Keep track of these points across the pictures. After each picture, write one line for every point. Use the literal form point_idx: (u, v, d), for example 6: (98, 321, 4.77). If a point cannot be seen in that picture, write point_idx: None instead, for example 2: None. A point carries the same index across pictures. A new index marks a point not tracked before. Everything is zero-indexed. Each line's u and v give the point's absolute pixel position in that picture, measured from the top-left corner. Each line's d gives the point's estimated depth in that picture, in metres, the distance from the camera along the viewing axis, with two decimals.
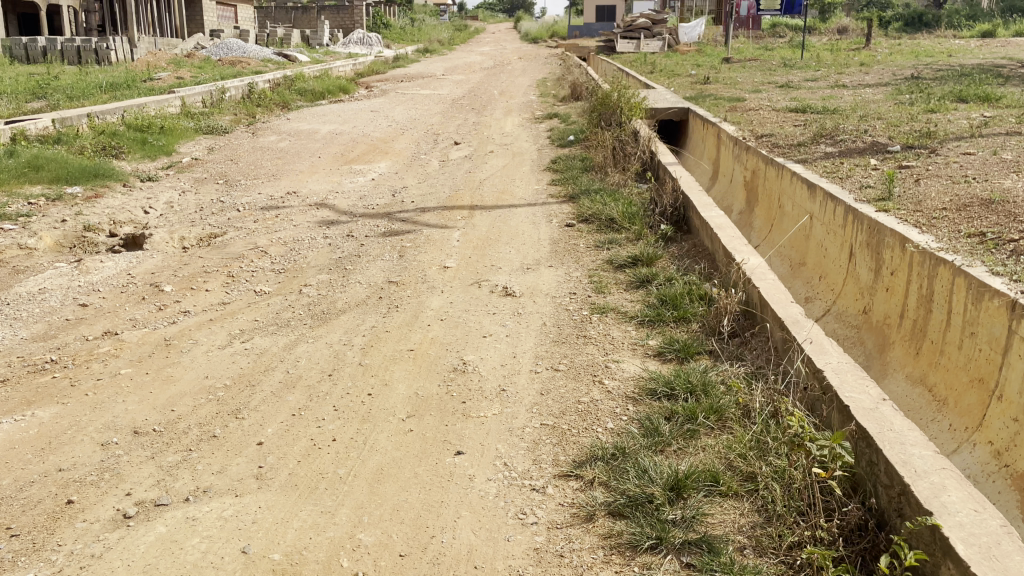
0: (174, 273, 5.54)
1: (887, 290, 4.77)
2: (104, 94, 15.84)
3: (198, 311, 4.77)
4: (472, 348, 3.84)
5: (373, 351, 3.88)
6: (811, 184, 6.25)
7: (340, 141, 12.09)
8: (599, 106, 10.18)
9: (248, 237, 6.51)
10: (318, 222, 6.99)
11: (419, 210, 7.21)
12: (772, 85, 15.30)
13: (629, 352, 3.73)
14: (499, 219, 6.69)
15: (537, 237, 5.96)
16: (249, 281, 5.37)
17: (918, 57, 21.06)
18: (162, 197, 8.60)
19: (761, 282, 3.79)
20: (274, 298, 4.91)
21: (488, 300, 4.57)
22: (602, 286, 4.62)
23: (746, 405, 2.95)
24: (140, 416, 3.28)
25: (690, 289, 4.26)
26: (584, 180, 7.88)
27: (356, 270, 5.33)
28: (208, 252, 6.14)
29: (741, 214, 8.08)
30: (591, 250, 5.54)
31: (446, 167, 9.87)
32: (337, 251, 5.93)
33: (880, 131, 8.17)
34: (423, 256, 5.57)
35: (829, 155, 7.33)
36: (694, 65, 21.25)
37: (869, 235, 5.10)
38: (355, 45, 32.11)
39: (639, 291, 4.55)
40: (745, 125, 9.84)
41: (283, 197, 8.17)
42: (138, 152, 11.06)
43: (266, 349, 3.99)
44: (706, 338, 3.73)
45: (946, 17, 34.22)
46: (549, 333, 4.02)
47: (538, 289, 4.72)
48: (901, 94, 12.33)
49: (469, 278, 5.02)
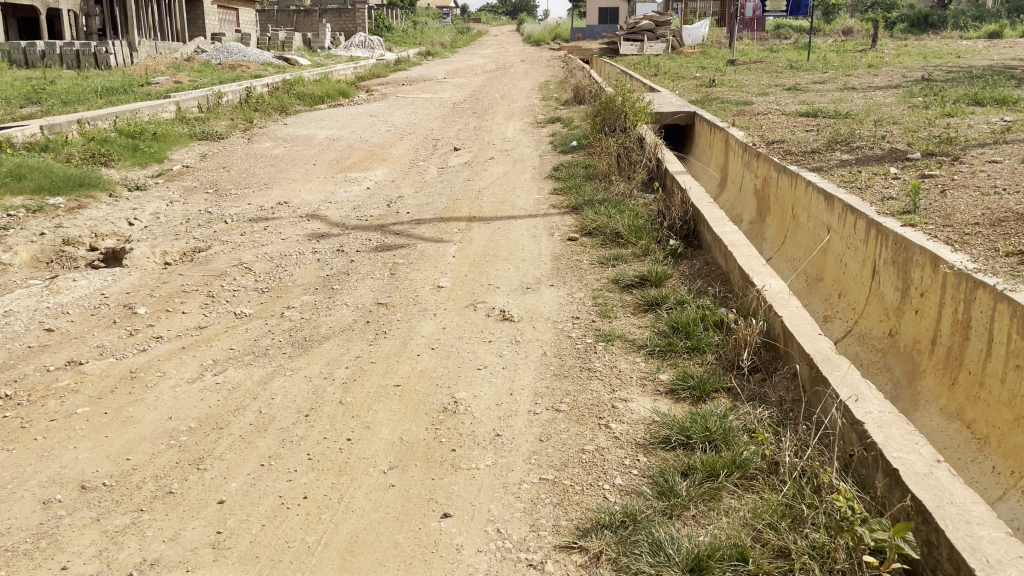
0: (151, 293, 5.19)
1: (916, 312, 4.41)
2: (98, 99, 15.52)
3: (171, 337, 4.42)
4: (465, 383, 3.49)
5: (355, 386, 3.52)
6: (828, 195, 5.89)
7: (337, 147, 11.75)
8: (602, 111, 9.83)
9: (233, 252, 6.15)
10: (308, 235, 6.64)
11: (414, 222, 6.85)
12: (778, 88, 14.91)
13: (639, 388, 3.37)
14: (497, 232, 6.33)
15: (537, 253, 5.60)
16: (230, 302, 5.01)
17: (927, 59, 20.66)
18: (149, 207, 8.25)
19: (784, 310, 3.42)
20: (254, 322, 4.55)
21: (484, 325, 4.21)
22: (607, 310, 4.27)
23: (773, 459, 2.59)
24: (89, 467, 2.94)
25: (704, 314, 3.89)
26: (587, 189, 7.53)
27: (344, 290, 4.97)
28: (189, 268, 5.79)
29: (751, 224, 7.71)
30: (595, 267, 5.18)
31: (445, 174, 9.52)
32: (326, 267, 5.58)
33: (898, 136, 7.80)
34: (416, 273, 5.22)
35: (845, 163, 6.96)
36: (699, 67, 20.91)
37: (894, 252, 4.74)
38: (357, 48, 31.80)
39: (648, 315, 4.19)
40: (754, 129, 9.48)
41: (274, 207, 7.82)
42: (129, 159, 10.71)
43: (238, 384, 3.64)
44: (724, 372, 3.37)
45: (951, 18, 33.81)
46: (550, 364, 3.66)
47: (537, 312, 4.35)
48: (914, 97, 11.95)
49: (463, 299, 4.66)
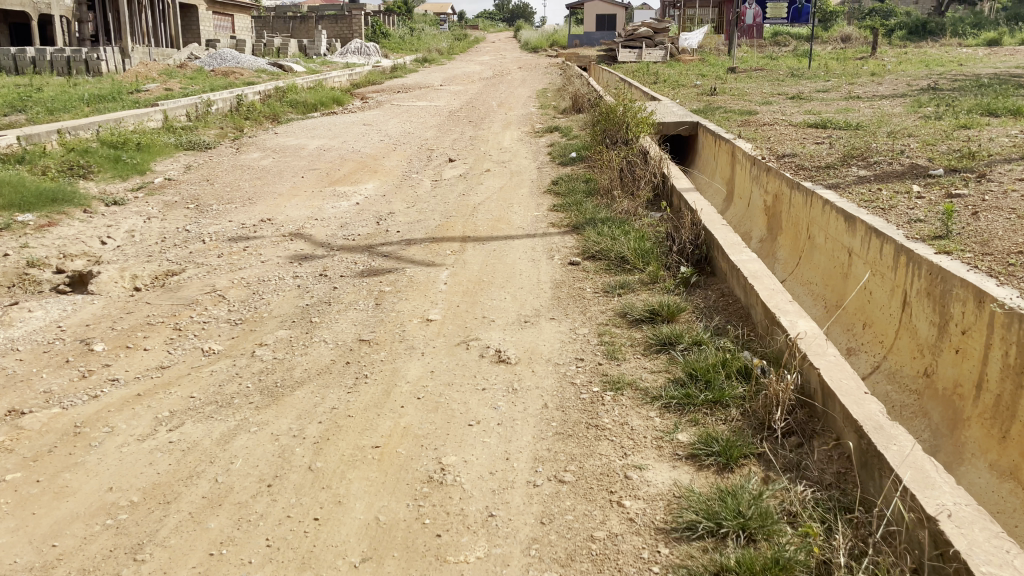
0: (112, 326, 4.74)
1: (957, 352, 3.97)
2: (85, 107, 15.08)
3: (128, 380, 3.97)
4: (454, 445, 3.03)
5: (328, 448, 3.06)
6: (849, 215, 5.46)
7: (327, 158, 11.30)
8: (603, 121, 9.40)
9: (206, 277, 5.70)
10: (289, 257, 6.19)
11: (404, 242, 6.41)
12: (782, 97, 14.48)
13: (655, 452, 2.92)
14: (492, 255, 5.88)
15: (536, 279, 5.15)
16: (198, 336, 4.56)
17: (930, 66, 20.27)
18: (124, 224, 7.79)
19: (821, 361, 2.98)
20: (221, 362, 4.11)
21: (476, 369, 3.75)
22: (615, 350, 3.82)
23: (823, 559, 2.17)
24: (6, 558, 2.51)
25: (725, 358, 3.44)
26: (588, 206, 7.09)
27: (322, 323, 4.51)
28: (157, 296, 5.33)
29: (762, 243, 7.27)
30: (599, 297, 4.74)
31: (438, 188, 9.08)
32: (306, 295, 5.14)
33: (917, 150, 7.37)
34: (403, 303, 4.76)
35: (864, 180, 6.52)
36: (699, 74, 20.52)
37: (929, 282, 4.30)
38: (353, 55, 31.40)
39: (661, 357, 3.74)
40: (762, 141, 9.04)
41: (255, 225, 7.37)
42: (109, 172, 10.25)
43: (195, 443, 3.19)
44: (753, 434, 2.92)
45: (951, 25, 33.48)
46: (551, 421, 3.21)
47: (537, 353, 3.90)
48: (924, 107, 11.52)
49: (455, 335, 4.21)
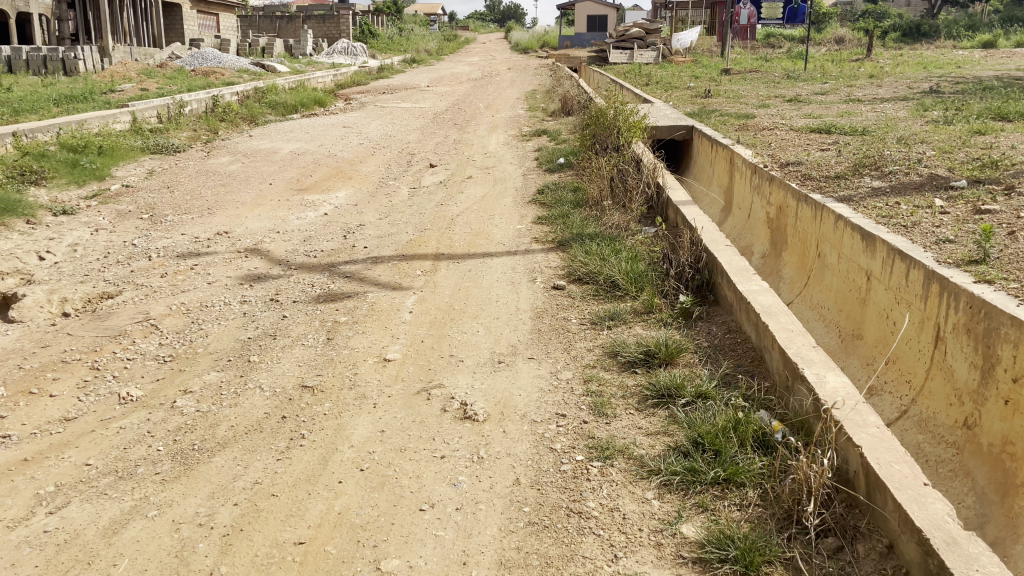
0: (18, 365, 4.07)
1: (1006, 404, 3.37)
2: (52, 108, 14.36)
3: (21, 438, 3.30)
4: (399, 541, 2.41)
5: (239, 544, 2.43)
6: (868, 234, 4.86)
7: (299, 163, 10.66)
8: (592, 124, 8.78)
9: (142, 302, 5.04)
10: (240, 278, 5.54)
11: (370, 260, 5.76)
12: (778, 100, 13.87)
13: (654, 554, 2.30)
14: (467, 276, 5.25)
15: (514, 308, 4.51)
16: (117, 378, 3.90)
17: (928, 68, 19.78)
18: (68, 236, 7.11)
19: (862, 436, 2.38)
20: (134, 415, 3.44)
21: (436, 427, 3.11)
22: (603, 404, 3.19)
23: None
24: None
25: (739, 419, 2.81)
26: (575, 219, 6.48)
27: (262, 365, 3.85)
28: (82, 326, 4.68)
29: (764, 259, 6.69)
30: (586, 329, 4.11)
31: (416, 196, 8.44)
32: (250, 326, 4.50)
33: (934, 158, 6.78)
34: (360, 337, 4.12)
35: (879, 192, 5.93)
36: (693, 75, 19.97)
37: (969, 317, 3.71)
38: (340, 55, 30.73)
39: (658, 411, 3.11)
40: (762, 147, 8.45)
41: (210, 239, 6.71)
42: (64, 178, 9.57)
43: (75, 534, 2.54)
44: (779, 532, 2.31)
45: (943, 28, 33.07)
46: (524, 506, 2.57)
47: (510, 406, 3.25)
48: (929, 111, 10.98)
49: (415, 381, 3.56)
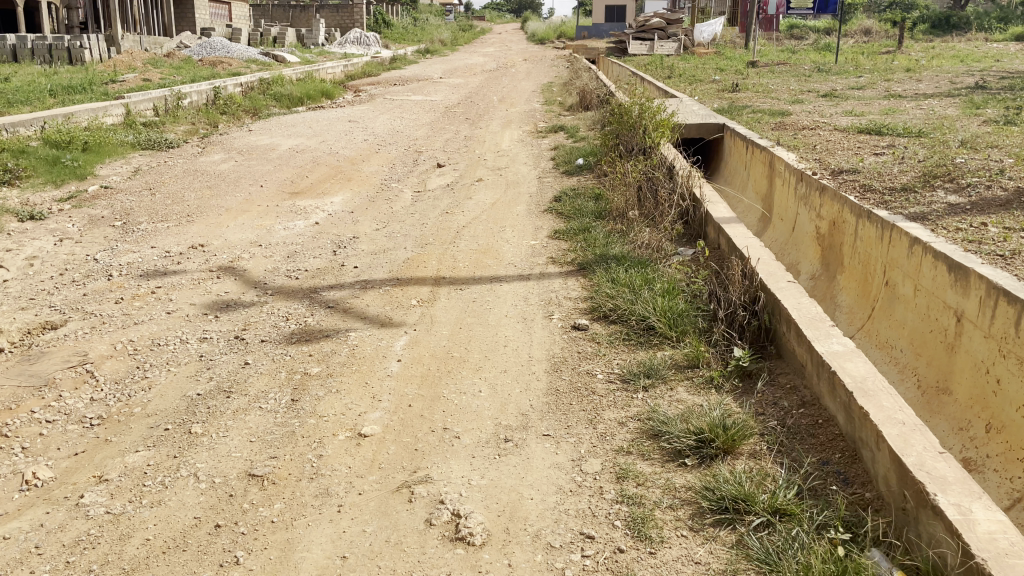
0: None
1: None
2: (45, 99, 13.58)
3: None
4: None
5: None
6: (956, 266, 3.95)
7: (297, 161, 9.85)
8: (615, 124, 7.91)
9: (84, 339, 4.23)
10: (205, 306, 4.72)
11: (359, 285, 4.93)
12: (811, 96, 12.89)
13: None
14: (471, 308, 4.42)
15: (525, 356, 3.68)
16: (25, 452, 3.09)
17: (965, 62, 18.75)
18: (28, 246, 6.31)
19: None
20: (27, 515, 2.63)
21: (417, 552, 2.29)
22: (646, 521, 2.35)
23: None
24: None
25: (845, 568, 1.98)
26: (597, 235, 5.63)
27: (204, 439, 3.03)
28: (7, 369, 3.88)
29: (815, 281, 5.80)
30: (616, 391, 3.27)
31: (420, 201, 7.63)
32: (203, 375, 3.68)
33: (1014, 168, 5.87)
34: (332, 399, 3.28)
35: (958, 209, 5.04)
36: (717, 68, 19.05)
37: None
38: (353, 45, 29.88)
39: (720, 536, 2.27)
40: (805, 150, 7.55)
41: (182, 254, 5.91)
42: (41, 177, 8.78)
43: None
44: None
45: (974, 19, 31.82)
46: None
47: (518, 520, 2.42)
48: (983, 109, 10.01)
49: (395, 472, 2.73)
